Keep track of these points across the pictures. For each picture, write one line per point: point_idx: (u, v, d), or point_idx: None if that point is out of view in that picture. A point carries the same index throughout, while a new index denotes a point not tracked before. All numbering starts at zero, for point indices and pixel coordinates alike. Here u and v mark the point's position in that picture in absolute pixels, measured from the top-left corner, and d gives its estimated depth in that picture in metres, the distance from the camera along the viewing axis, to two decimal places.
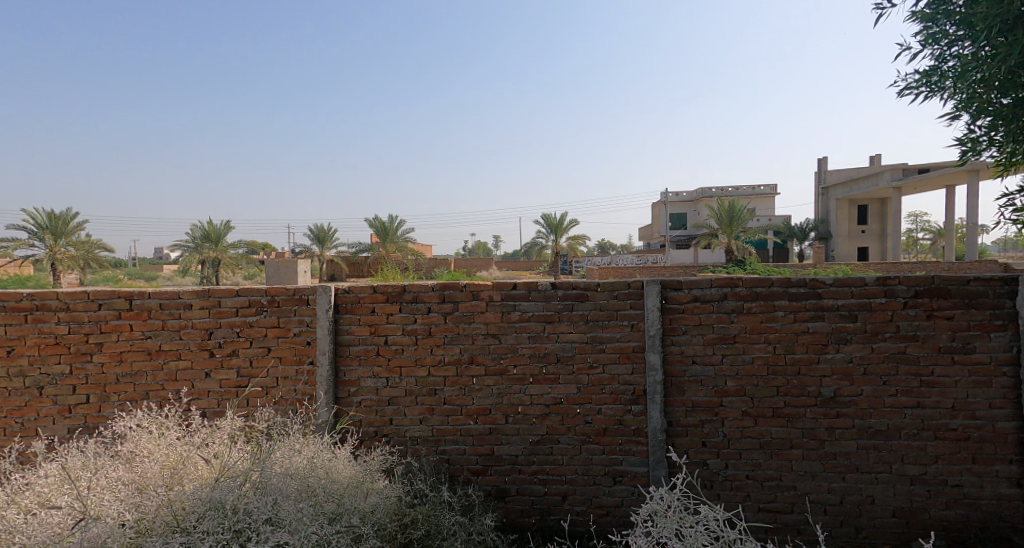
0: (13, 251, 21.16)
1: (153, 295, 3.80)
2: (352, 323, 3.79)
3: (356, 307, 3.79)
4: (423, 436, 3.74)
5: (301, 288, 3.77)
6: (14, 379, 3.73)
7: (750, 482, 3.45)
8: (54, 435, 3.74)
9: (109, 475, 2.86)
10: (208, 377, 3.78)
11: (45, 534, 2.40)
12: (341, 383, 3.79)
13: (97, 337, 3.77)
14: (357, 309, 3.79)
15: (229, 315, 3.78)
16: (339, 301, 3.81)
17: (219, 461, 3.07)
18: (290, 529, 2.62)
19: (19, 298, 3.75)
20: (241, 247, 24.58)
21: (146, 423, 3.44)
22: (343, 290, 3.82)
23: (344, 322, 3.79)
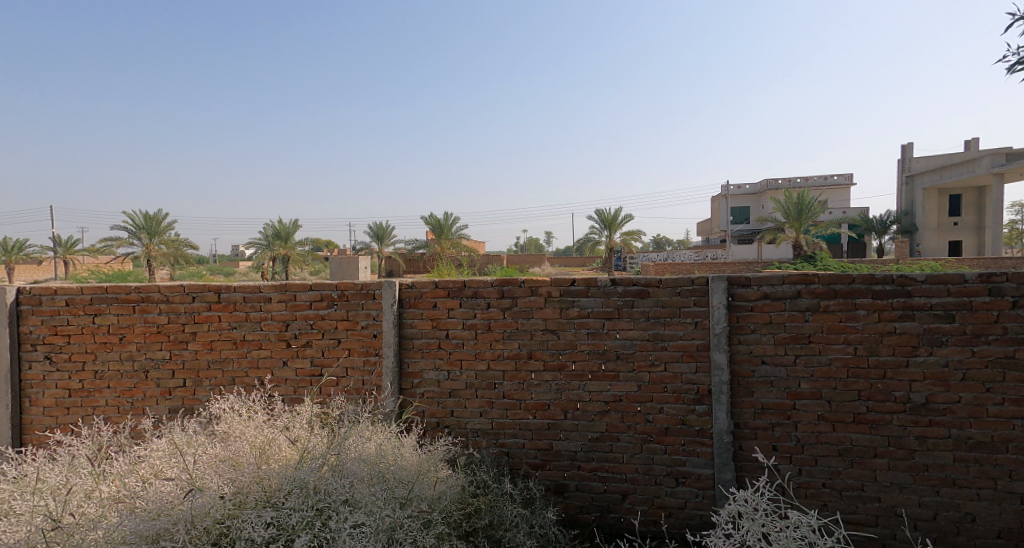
0: (115, 249, 23.23)
1: (238, 289, 4.09)
2: (415, 317, 3.93)
3: (419, 301, 3.93)
4: (483, 429, 3.83)
5: (368, 283, 3.95)
6: (125, 363, 4.13)
7: (827, 490, 3.32)
8: (160, 414, 4.11)
9: (209, 452, 3.11)
10: (286, 365, 4.03)
11: (160, 501, 2.66)
12: (405, 374, 3.94)
13: (192, 327, 4.10)
14: (419, 303, 3.93)
15: (304, 309, 4.01)
16: (403, 296, 3.96)
17: (300, 444, 3.28)
18: (366, 510, 2.76)
19: (127, 290, 4.14)
20: (308, 245, 25.85)
21: (237, 406, 3.72)
22: (407, 285, 3.96)
23: (407, 316, 3.94)
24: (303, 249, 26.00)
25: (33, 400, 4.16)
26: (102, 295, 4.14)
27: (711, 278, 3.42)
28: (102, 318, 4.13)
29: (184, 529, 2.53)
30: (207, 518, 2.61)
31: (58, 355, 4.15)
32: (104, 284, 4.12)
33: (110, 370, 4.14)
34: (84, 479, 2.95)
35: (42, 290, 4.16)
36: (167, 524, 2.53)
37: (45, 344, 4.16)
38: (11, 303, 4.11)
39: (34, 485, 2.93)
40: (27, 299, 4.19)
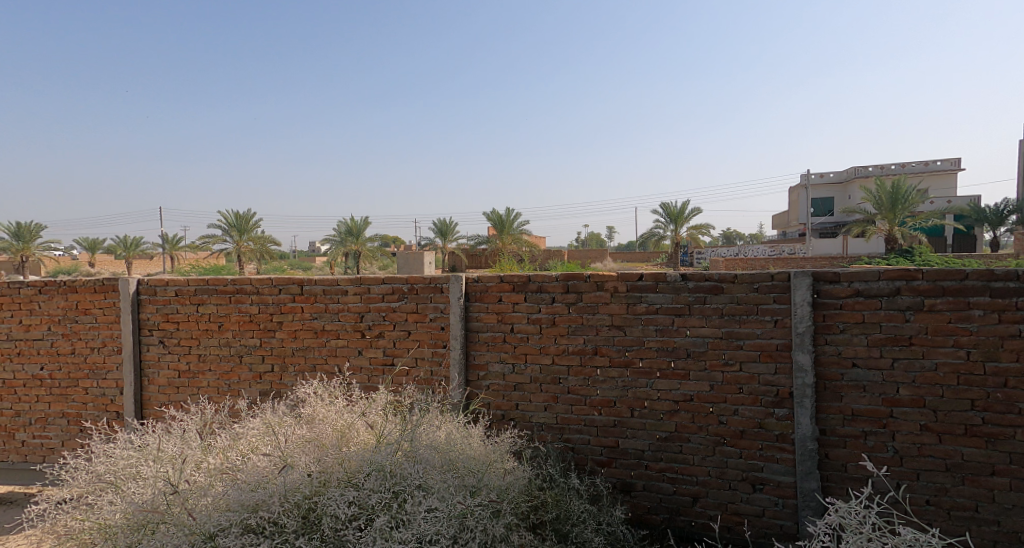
0: (210, 245, 25.19)
1: (318, 281, 4.31)
2: (481, 311, 3.98)
3: (484, 295, 3.97)
4: (548, 423, 3.84)
5: (437, 277, 4.05)
6: (224, 348, 4.47)
7: (932, 508, 3.09)
8: (253, 396, 4.41)
9: (297, 432, 3.31)
10: (361, 354, 4.21)
11: (257, 474, 2.88)
12: (471, 366, 4.00)
13: (279, 316, 4.37)
14: (485, 297, 3.97)
15: (377, 301, 4.18)
16: (469, 290, 4.02)
17: (377, 428, 3.40)
18: (439, 496, 2.81)
19: (224, 282, 4.47)
20: (376, 241, 26.84)
21: (321, 391, 3.93)
22: (473, 279, 4.01)
23: (474, 310, 4.00)
24: (374, 244, 27.01)
25: (151, 379, 4.60)
26: (204, 286, 4.50)
27: (793, 273, 3.24)
28: (204, 307, 4.49)
29: (278, 502, 2.72)
30: (298, 493, 2.78)
31: (170, 339, 4.57)
32: (205, 277, 4.47)
33: (211, 354, 4.49)
34: (194, 450, 3.26)
35: (155, 281, 4.59)
36: (263, 497, 2.74)
37: (159, 330, 4.59)
38: (133, 292, 4.57)
39: (153, 455, 3.28)
40: (145, 289, 4.63)
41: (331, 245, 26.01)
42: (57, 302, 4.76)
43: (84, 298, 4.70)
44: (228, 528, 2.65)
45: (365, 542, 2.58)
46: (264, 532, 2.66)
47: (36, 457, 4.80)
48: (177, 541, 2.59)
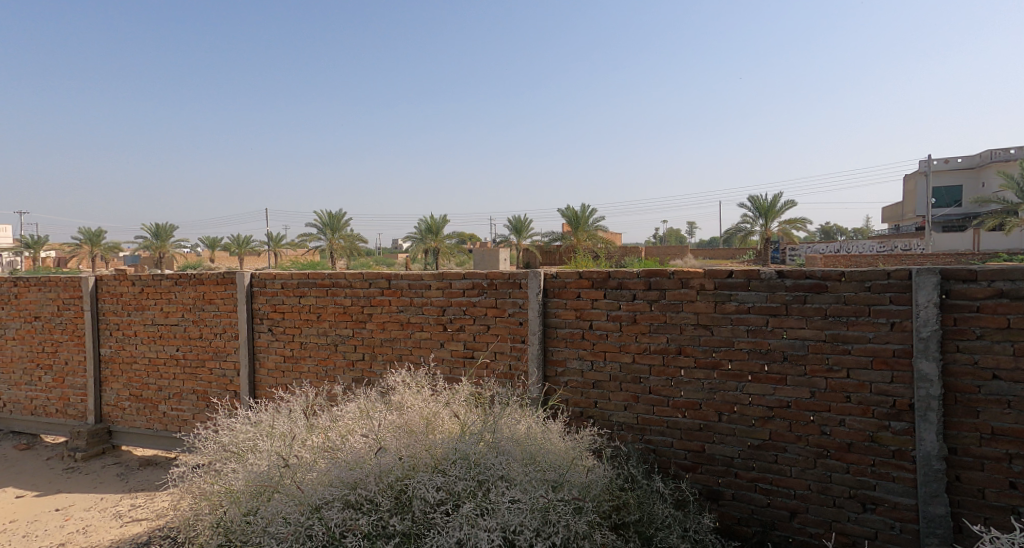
0: (307, 243, 27.07)
1: (404, 276, 4.49)
2: (558, 307, 3.95)
3: (563, 291, 3.95)
4: (628, 423, 3.75)
5: (514, 273, 4.04)
6: (323, 337, 4.77)
7: None
8: (347, 382, 4.68)
9: (389, 418, 3.46)
10: (443, 346, 4.35)
11: (355, 454, 3.07)
12: (548, 362, 3.99)
13: (369, 308, 4.61)
14: (564, 293, 3.94)
15: (458, 295, 4.27)
16: (547, 286, 3.99)
17: (461, 418, 3.49)
18: (522, 488, 2.86)
19: (322, 276, 4.78)
20: (454, 238, 27.58)
21: (408, 380, 4.09)
22: (552, 275, 3.97)
23: (552, 306, 3.98)
24: (453, 242, 27.75)
25: (261, 362, 5.02)
26: (305, 280, 4.83)
27: (916, 272, 2.86)
28: (305, 299, 4.83)
29: (375, 481, 2.88)
30: (391, 474, 2.93)
31: (277, 327, 4.96)
32: (305, 271, 4.80)
33: (311, 342, 4.82)
34: (301, 429, 3.55)
35: (265, 274, 4.99)
36: (362, 476, 2.91)
37: (268, 319, 5.00)
38: (247, 284, 5.01)
39: (267, 432, 3.60)
40: (256, 282, 5.05)
41: (413, 242, 27.01)
42: (189, 292, 5.31)
43: (208, 289, 5.22)
44: (332, 500, 2.85)
45: (452, 527, 2.66)
46: (362, 508, 2.84)
47: (171, 427, 5.42)
48: (288, 511, 2.82)
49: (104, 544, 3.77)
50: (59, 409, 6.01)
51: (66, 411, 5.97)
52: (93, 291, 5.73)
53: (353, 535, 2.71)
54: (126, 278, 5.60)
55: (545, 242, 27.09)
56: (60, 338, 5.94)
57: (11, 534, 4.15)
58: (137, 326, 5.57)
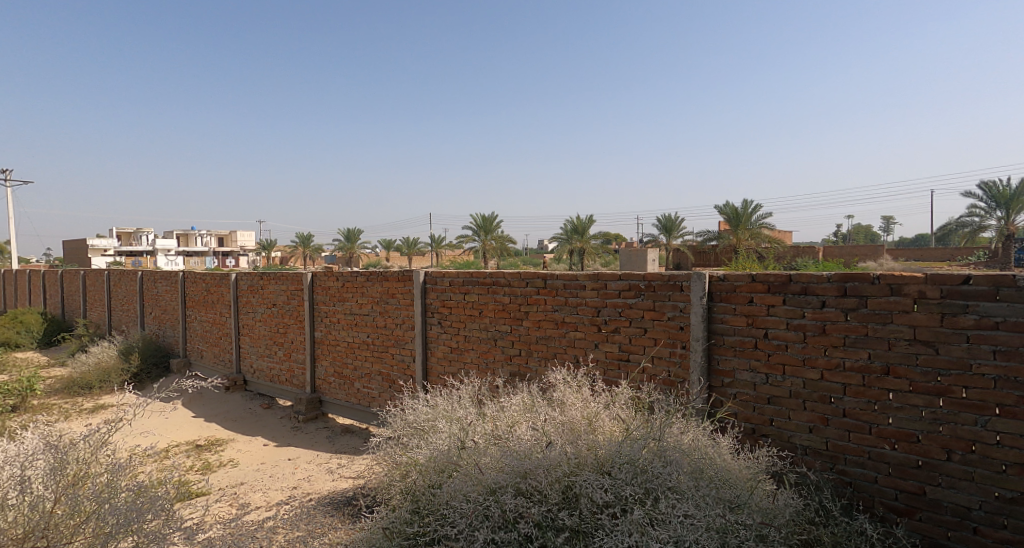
0: (462, 245, 28.92)
1: (559, 276, 4.55)
2: (726, 312, 3.61)
3: (731, 295, 3.58)
4: (815, 448, 3.27)
5: (676, 274, 3.81)
6: (485, 332, 5.04)
7: None
8: (503, 375, 4.91)
9: (553, 416, 3.53)
10: (597, 347, 4.30)
11: (525, 444, 3.26)
12: (712, 371, 3.67)
13: (525, 306, 4.76)
14: (732, 298, 3.58)
15: (613, 297, 4.19)
16: (713, 289, 3.67)
17: (622, 421, 3.44)
18: (694, 503, 2.73)
19: (483, 275, 5.04)
20: (600, 238, 27.50)
21: (565, 378, 4.13)
22: (718, 277, 3.65)
23: (718, 311, 3.64)
24: (598, 242, 27.61)
25: (432, 351, 5.46)
26: (469, 278, 5.15)
27: None
28: (469, 296, 5.15)
29: (545, 474, 2.98)
30: (559, 469, 3.00)
31: (445, 320, 5.35)
32: (470, 270, 5.11)
33: (473, 336, 5.12)
34: (474, 416, 3.90)
35: (436, 272, 5.44)
36: (531, 466, 3.02)
37: (438, 313, 5.42)
38: (421, 281, 5.50)
39: (444, 415, 4.07)
40: (429, 279, 5.52)
41: (559, 243, 27.33)
42: (377, 287, 5.96)
43: (391, 284, 5.82)
44: (504, 486, 3.02)
45: (621, 531, 2.63)
46: (533, 497, 2.96)
47: (363, 401, 6.14)
48: (468, 489, 3.05)
49: (322, 492, 4.58)
50: (285, 378, 7.17)
51: (290, 381, 7.10)
52: (310, 283, 6.73)
53: (526, 522, 2.83)
54: (332, 273, 6.48)
55: (699, 242, 25.65)
56: (289, 321, 7.05)
57: (259, 473, 5.12)
58: (339, 314, 6.41)
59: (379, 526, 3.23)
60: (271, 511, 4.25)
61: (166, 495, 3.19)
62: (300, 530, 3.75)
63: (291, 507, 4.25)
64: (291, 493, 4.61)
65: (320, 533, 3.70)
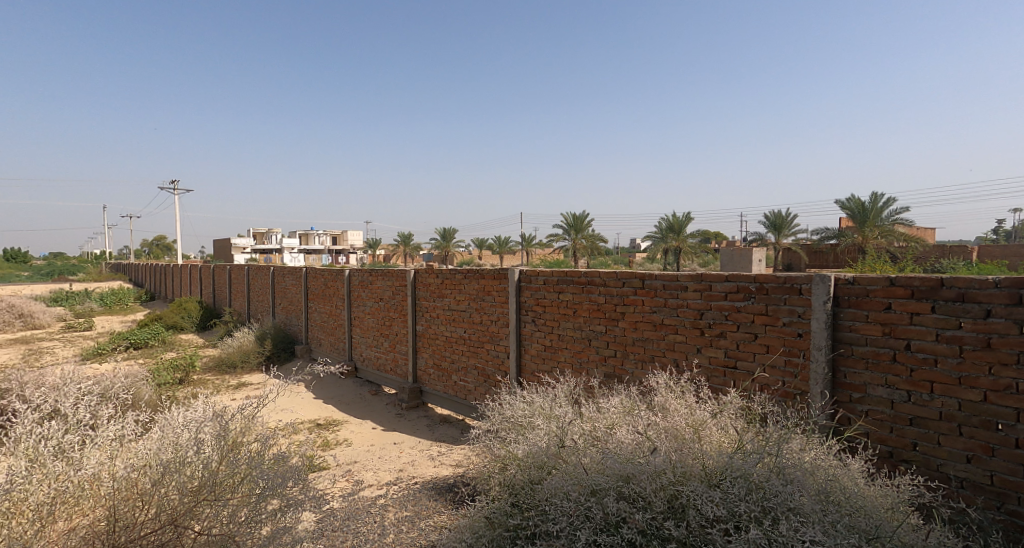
0: (553, 243, 28.89)
1: (659, 276, 4.34)
2: (857, 320, 3.25)
3: (863, 301, 3.22)
4: (975, 482, 2.85)
5: (794, 277, 3.49)
6: (579, 332, 4.95)
7: None
8: (598, 375, 4.79)
9: (656, 422, 3.39)
10: (699, 352, 4.07)
11: (627, 449, 3.16)
12: (838, 384, 3.33)
13: (621, 307, 4.61)
14: (864, 304, 3.22)
15: (719, 299, 3.93)
16: (839, 294, 3.32)
17: (734, 433, 3.21)
18: (820, 528, 2.48)
19: (578, 274, 4.94)
20: (699, 236, 26.29)
21: (665, 382, 3.94)
22: (846, 280, 3.30)
23: (845, 317, 3.29)
24: (695, 241, 26.40)
25: (526, 349, 5.45)
26: (563, 277, 5.07)
27: None
28: (563, 295, 5.08)
29: (649, 479, 2.87)
30: (663, 477, 2.87)
31: (539, 318, 5.32)
32: (564, 269, 5.03)
33: (567, 335, 5.05)
34: (572, 416, 3.85)
35: (530, 271, 5.42)
36: (635, 470, 2.94)
37: (533, 311, 5.40)
38: (516, 279, 5.51)
39: (542, 412, 4.06)
40: (523, 277, 5.52)
41: (653, 241, 26.48)
42: (474, 285, 6.05)
43: (487, 282, 5.89)
44: (606, 489, 2.94)
45: None
46: (636, 503, 2.86)
47: (460, 393, 6.29)
48: (568, 488, 3.02)
49: (426, 476, 4.74)
50: (389, 368, 7.53)
51: (394, 370, 7.43)
52: (412, 280, 6.99)
53: (629, 526, 2.75)
54: (432, 270, 6.69)
55: (812, 239, 23.71)
56: (393, 315, 7.40)
57: (369, 454, 5.41)
58: (439, 310, 6.60)
59: (481, 514, 3.24)
60: (383, 490, 4.47)
61: (300, 465, 3.48)
62: (408, 510, 3.92)
63: (399, 488, 4.45)
64: (398, 475, 4.82)
65: (426, 515, 3.84)
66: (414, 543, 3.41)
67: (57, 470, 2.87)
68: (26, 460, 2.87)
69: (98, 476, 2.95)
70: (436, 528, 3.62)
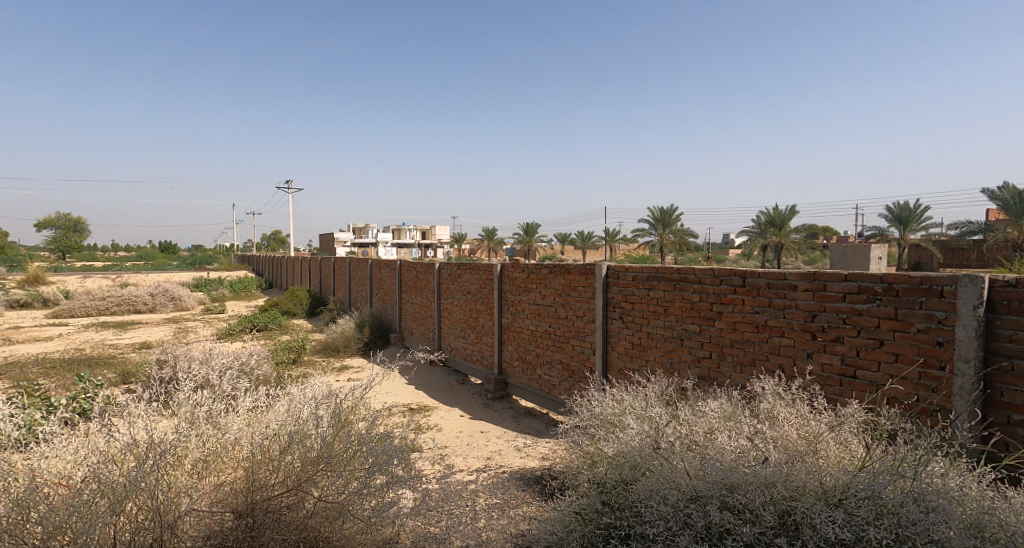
0: (640, 238, 28.08)
1: (762, 274, 4.02)
2: (1017, 329, 2.81)
3: None
4: None
5: (933, 277, 3.09)
6: (671, 330, 4.72)
7: None
8: (691, 377, 4.54)
9: (763, 431, 3.14)
10: (810, 358, 3.72)
11: (730, 457, 2.96)
12: (989, 401, 2.93)
13: (718, 306, 4.33)
14: None
15: (835, 300, 3.57)
16: (994, 298, 2.90)
17: (857, 450, 2.91)
18: None
19: (670, 270, 4.71)
20: (802, 231, 24.42)
21: (769, 387, 3.65)
22: (1003, 282, 2.87)
23: (1001, 325, 2.87)
24: (798, 236, 24.52)
25: (613, 346, 5.29)
26: (654, 273, 4.86)
27: None
28: (654, 292, 4.86)
29: (757, 491, 2.67)
30: (774, 490, 2.66)
31: (628, 315, 5.14)
32: (655, 265, 4.81)
33: (657, 333, 4.83)
34: (667, 417, 3.67)
35: (619, 266, 5.25)
36: (740, 479, 2.74)
37: (620, 307, 5.23)
38: (603, 275, 5.37)
39: (634, 411, 3.90)
40: (611, 273, 5.36)
41: (750, 236, 24.95)
42: (560, 279, 5.97)
43: (573, 277, 5.79)
44: (709, 496, 2.77)
45: None
46: (742, 514, 2.67)
47: (545, 388, 6.23)
48: (665, 491, 2.87)
49: (514, 466, 4.75)
50: (476, 359, 7.63)
51: (481, 361, 7.52)
52: (499, 274, 7.04)
53: (734, 538, 2.57)
54: (519, 265, 6.68)
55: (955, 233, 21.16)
56: (480, 308, 7.49)
57: (458, 440, 5.50)
58: (525, 303, 6.58)
59: (570, 509, 3.20)
60: (472, 476, 4.53)
61: (400, 445, 3.58)
62: (497, 498, 3.93)
63: (488, 475, 4.49)
64: (486, 463, 4.86)
65: (515, 505, 3.82)
66: (504, 530, 3.40)
67: (208, 432, 3.16)
68: (185, 421, 3.19)
69: (239, 441, 3.23)
70: (525, 518, 3.59)
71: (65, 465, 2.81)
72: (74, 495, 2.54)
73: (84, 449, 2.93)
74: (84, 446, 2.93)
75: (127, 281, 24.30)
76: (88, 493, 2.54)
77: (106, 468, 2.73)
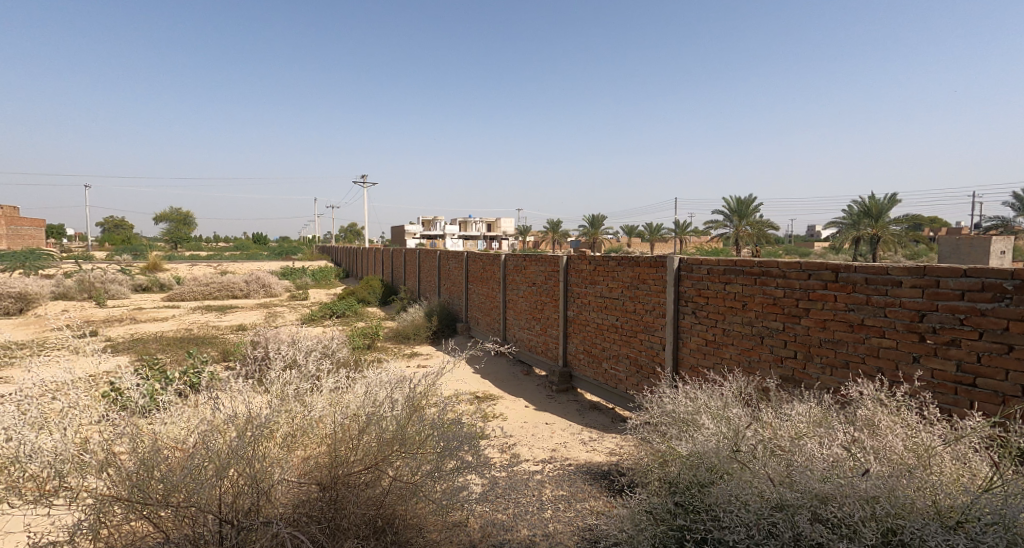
0: (714, 229, 26.98)
1: (860, 269, 3.66)
2: None
3: None
4: None
5: None
6: (750, 327, 4.43)
7: None
8: (772, 377, 4.25)
9: (861, 439, 2.85)
10: (917, 362, 3.35)
11: (822, 465, 2.71)
12: None
13: (805, 303, 4.00)
14: None
15: (950, 298, 3.20)
16: None
17: (978, 467, 2.58)
18: None
19: (750, 263, 4.41)
20: (904, 222, 22.44)
21: (866, 392, 3.32)
22: None
23: None
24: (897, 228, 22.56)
25: (685, 341, 5.05)
26: (732, 266, 4.56)
27: None
28: (731, 286, 4.58)
29: (856, 504, 2.43)
30: (876, 505, 2.41)
31: (701, 311, 4.88)
32: (732, 258, 4.51)
33: (734, 330, 4.56)
34: (746, 418, 3.43)
35: (692, 259, 4.98)
36: (835, 491, 2.50)
37: (693, 302, 4.98)
38: (675, 268, 5.12)
39: (710, 410, 3.67)
40: (684, 265, 5.11)
41: (842, 229, 23.27)
42: (628, 272, 5.77)
43: (643, 269, 5.57)
44: (798, 506, 2.55)
45: None
46: (838, 529, 2.44)
47: (612, 382, 6.06)
48: (747, 496, 2.66)
49: (580, 460, 4.64)
50: (541, 350, 7.56)
51: (546, 353, 7.44)
52: (566, 266, 6.90)
53: None
54: (586, 256, 6.52)
55: None
56: (546, 299, 7.39)
57: (524, 430, 5.46)
58: (591, 296, 6.42)
59: (641, 507, 3.04)
60: (539, 466, 4.47)
61: (470, 432, 3.56)
62: (563, 490, 3.85)
63: (554, 467, 4.41)
64: (552, 454, 4.79)
65: (582, 498, 3.72)
66: (571, 523, 3.34)
67: (298, 410, 3.27)
68: (277, 398, 3.30)
69: (323, 419, 3.31)
70: (593, 512, 3.49)
71: (180, 431, 2.98)
72: (188, 458, 2.70)
73: (194, 417, 3.09)
74: (195, 415, 3.10)
75: (227, 270, 26.33)
76: (199, 457, 2.68)
77: (213, 436, 2.87)
